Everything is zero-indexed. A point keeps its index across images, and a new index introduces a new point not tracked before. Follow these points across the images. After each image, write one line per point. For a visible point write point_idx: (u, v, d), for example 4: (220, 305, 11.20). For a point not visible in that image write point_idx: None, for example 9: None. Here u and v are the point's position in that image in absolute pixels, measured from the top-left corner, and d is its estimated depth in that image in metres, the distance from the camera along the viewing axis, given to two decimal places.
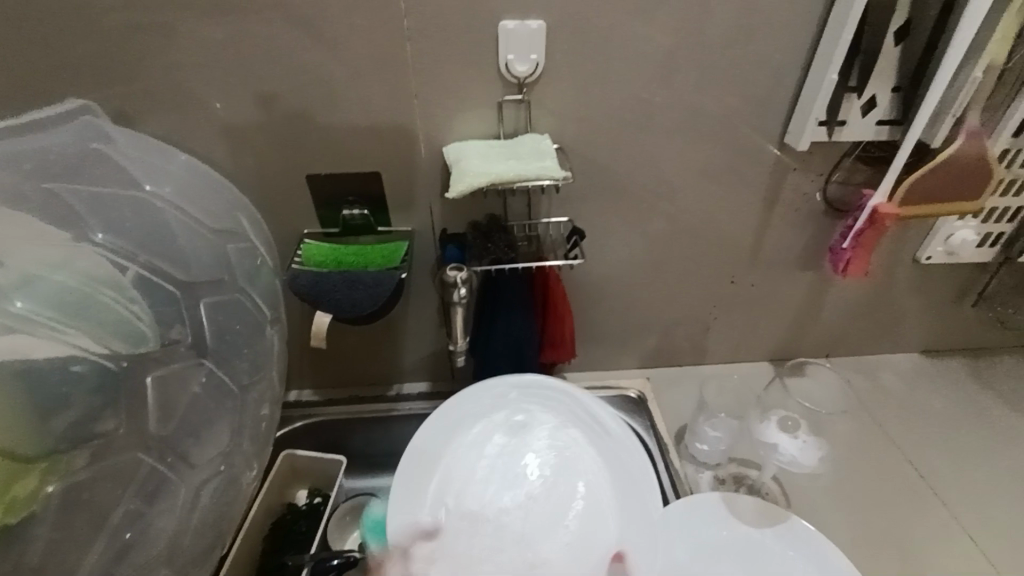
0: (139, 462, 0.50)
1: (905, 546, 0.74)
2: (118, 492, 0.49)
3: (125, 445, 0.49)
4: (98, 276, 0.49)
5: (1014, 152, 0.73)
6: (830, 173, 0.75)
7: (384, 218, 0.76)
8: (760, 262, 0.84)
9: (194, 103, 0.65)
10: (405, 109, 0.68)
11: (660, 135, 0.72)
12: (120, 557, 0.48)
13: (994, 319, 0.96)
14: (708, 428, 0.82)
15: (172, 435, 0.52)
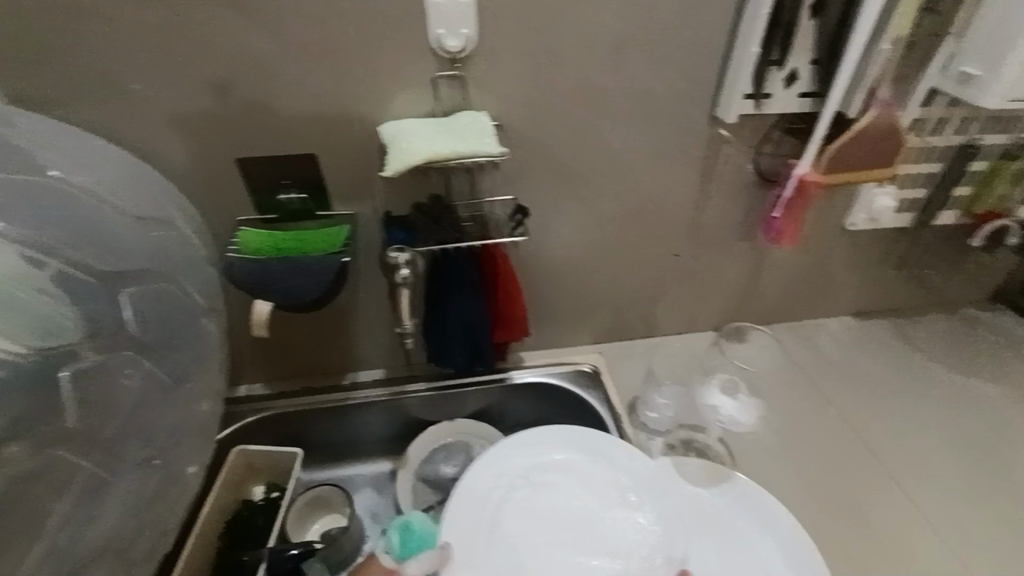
0: (60, 459, 0.48)
1: (834, 492, 0.80)
2: (54, 495, 0.48)
3: (44, 441, 0.47)
4: (8, 270, 0.45)
5: (924, 121, 0.78)
6: (760, 145, 0.78)
7: (323, 202, 0.74)
8: (701, 234, 0.87)
9: (107, 85, 0.62)
10: (336, 88, 0.66)
11: (597, 110, 0.72)
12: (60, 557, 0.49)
13: (916, 280, 1.03)
14: (658, 397, 0.87)
15: (103, 434, 0.51)
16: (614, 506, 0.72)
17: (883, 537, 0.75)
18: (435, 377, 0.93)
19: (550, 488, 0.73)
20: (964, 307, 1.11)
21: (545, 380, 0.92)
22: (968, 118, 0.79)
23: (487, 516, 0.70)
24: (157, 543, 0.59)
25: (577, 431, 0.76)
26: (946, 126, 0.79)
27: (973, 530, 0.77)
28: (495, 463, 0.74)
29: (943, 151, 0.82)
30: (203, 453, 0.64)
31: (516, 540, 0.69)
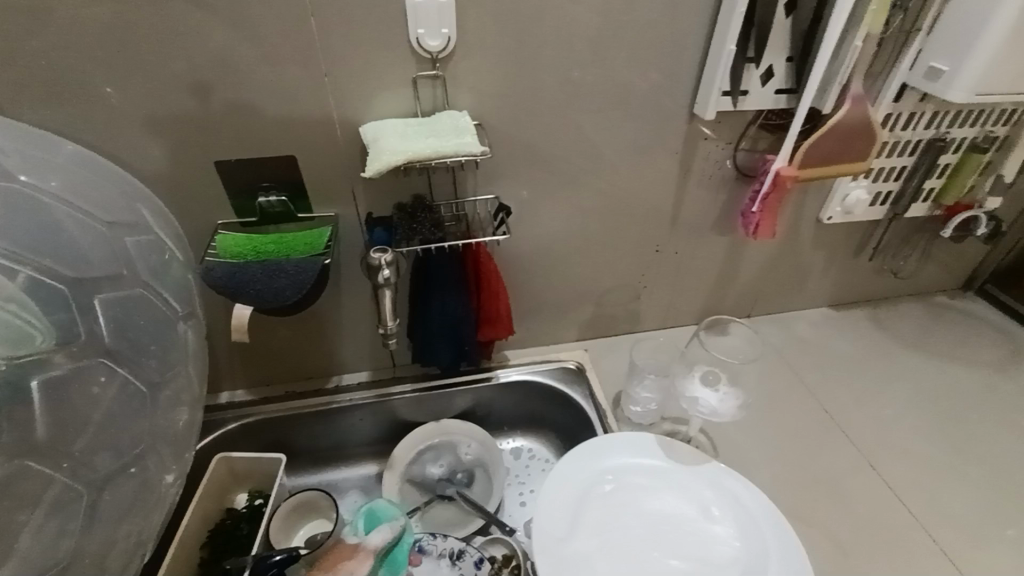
0: (26, 469, 0.47)
1: (817, 479, 0.82)
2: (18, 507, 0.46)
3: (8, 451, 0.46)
4: None
5: (896, 115, 0.80)
6: (738, 141, 0.79)
7: (303, 204, 0.73)
8: (682, 230, 0.88)
9: (76, 87, 0.60)
10: (314, 88, 0.65)
11: (578, 108, 0.72)
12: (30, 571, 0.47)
13: (889, 270, 1.06)
14: (641, 391, 0.87)
15: (66, 442, 0.49)
16: (696, 518, 0.72)
17: (863, 520, 0.77)
18: (421, 378, 0.93)
19: (637, 491, 0.74)
20: (936, 296, 1.14)
21: (531, 377, 0.92)
22: (938, 112, 0.81)
23: (575, 504, 0.72)
24: (136, 553, 0.57)
25: (664, 440, 0.79)
26: (916, 121, 0.81)
27: (949, 510, 0.80)
28: (585, 465, 0.76)
29: (914, 144, 0.85)
30: (183, 461, 0.62)
31: (609, 541, 0.69)
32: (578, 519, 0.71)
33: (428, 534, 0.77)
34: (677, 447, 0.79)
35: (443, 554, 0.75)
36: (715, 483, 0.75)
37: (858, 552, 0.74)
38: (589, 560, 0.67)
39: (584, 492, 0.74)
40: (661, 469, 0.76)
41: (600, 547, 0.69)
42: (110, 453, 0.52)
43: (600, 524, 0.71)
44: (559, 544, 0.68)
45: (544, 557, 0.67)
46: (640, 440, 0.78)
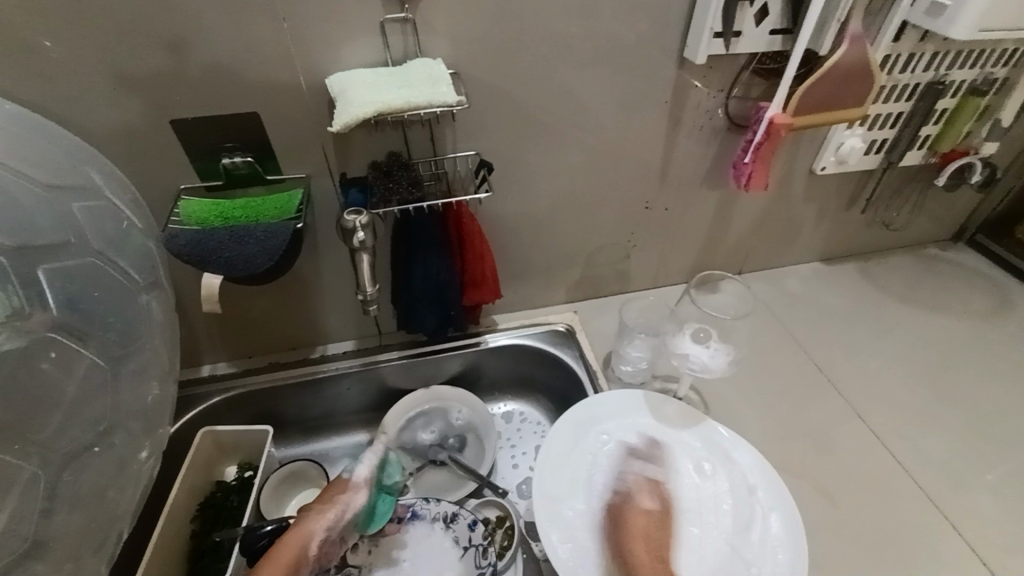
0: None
1: (807, 430, 0.83)
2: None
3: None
4: None
5: (894, 57, 0.76)
6: (730, 87, 0.75)
7: (271, 166, 0.69)
8: (671, 185, 0.85)
9: (7, 39, 0.54)
10: (274, 36, 0.59)
11: (562, 54, 0.68)
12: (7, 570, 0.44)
13: (881, 222, 1.05)
14: (631, 350, 0.86)
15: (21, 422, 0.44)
16: (689, 475, 0.73)
17: (849, 468, 0.79)
18: (408, 345, 0.91)
19: (633, 450, 0.75)
20: (926, 247, 1.13)
21: (520, 341, 0.91)
22: (938, 53, 0.78)
23: (572, 463, 0.73)
24: (109, 533, 0.55)
25: (659, 399, 0.79)
26: (915, 63, 0.78)
27: (933, 456, 0.81)
28: (583, 425, 0.76)
29: (912, 88, 0.81)
30: (157, 438, 0.60)
31: (605, 499, 0.70)
32: (575, 478, 0.71)
33: (421, 500, 0.76)
34: (671, 404, 0.79)
35: (439, 518, 0.75)
36: (707, 440, 0.75)
37: (844, 499, 0.75)
38: (586, 516, 0.68)
39: (581, 450, 0.74)
40: (655, 427, 0.77)
41: (596, 504, 0.69)
42: (68, 433, 0.48)
43: (596, 481, 0.71)
44: (556, 502, 0.69)
45: (545, 516, 0.67)
46: (636, 400, 0.79)
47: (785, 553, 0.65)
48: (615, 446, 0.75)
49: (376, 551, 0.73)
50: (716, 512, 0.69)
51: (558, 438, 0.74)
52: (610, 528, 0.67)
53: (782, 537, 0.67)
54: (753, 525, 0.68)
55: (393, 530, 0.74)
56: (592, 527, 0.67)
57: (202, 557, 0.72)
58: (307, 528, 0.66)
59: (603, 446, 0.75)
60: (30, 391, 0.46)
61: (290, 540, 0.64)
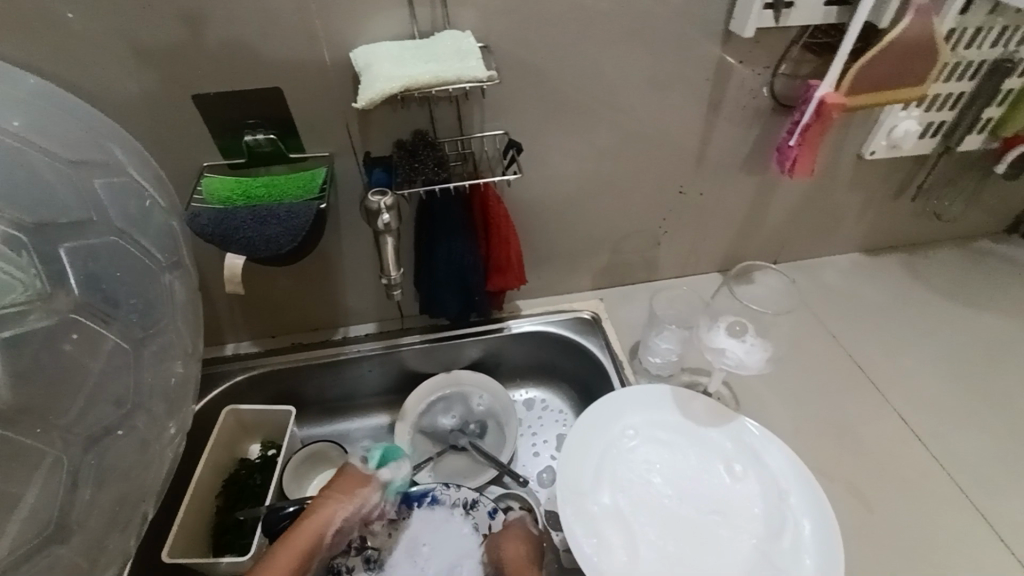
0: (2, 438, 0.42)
1: (845, 431, 0.79)
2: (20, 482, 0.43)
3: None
4: None
5: (961, 32, 0.70)
6: (777, 64, 0.70)
7: (295, 143, 0.67)
8: (708, 169, 0.81)
9: (31, 12, 0.53)
10: (298, 7, 0.57)
11: (597, 27, 0.64)
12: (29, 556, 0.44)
13: (932, 212, 0.98)
14: (660, 342, 0.82)
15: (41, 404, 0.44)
16: (718, 475, 0.70)
17: (887, 473, 0.75)
18: (430, 329, 0.89)
19: (659, 447, 0.72)
20: (977, 240, 1.06)
21: (544, 328, 0.89)
22: (1008, 28, 0.72)
23: (597, 457, 0.71)
24: (134, 515, 0.54)
25: (690, 394, 0.76)
26: (983, 38, 0.72)
27: (978, 462, 0.76)
28: (609, 419, 0.74)
29: (977, 66, 0.75)
30: (182, 417, 0.60)
31: (629, 496, 0.68)
32: (599, 473, 0.70)
33: (442, 486, 0.74)
34: (701, 400, 0.75)
35: (459, 505, 0.73)
36: (738, 439, 0.72)
37: (883, 505, 0.72)
38: (610, 513, 0.67)
39: (607, 445, 0.72)
40: (684, 424, 0.74)
41: (621, 501, 0.68)
42: (90, 415, 0.48)
43: (621, 477, 0.70)
44: (579, 498, 0.67)
45: (568, 510, 0.66)
46: (665, 394, 0.76)
47: (814, 560, 0.63)
48: (642, 442, 0.73)
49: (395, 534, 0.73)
50: (745, 516, 0.67)
51: (584, 431, 0.72)
52: (634, 526, 0.66)
53: (813, 543, 0.64)
54: (783, 530, 0.65)
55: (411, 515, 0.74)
56: (617, 524, 0.66)
57: (227, 533, 0.73)
58: (319, 523, 0.65)
59: (629, 442, 0.73)
60: (58, 371, 0.46)
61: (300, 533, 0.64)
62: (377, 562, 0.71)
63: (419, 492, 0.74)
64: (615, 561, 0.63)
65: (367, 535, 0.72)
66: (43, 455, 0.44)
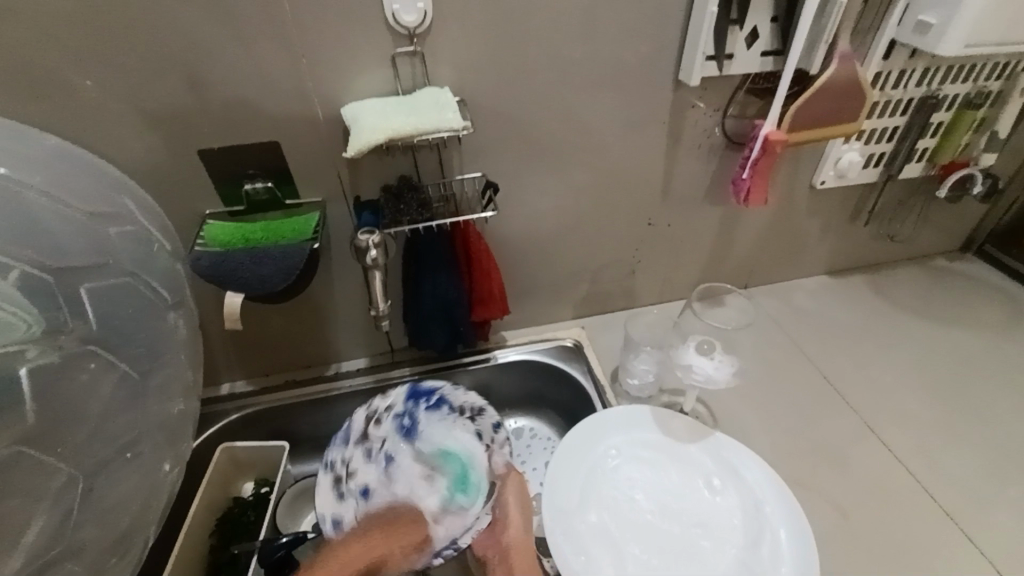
0: (21, 454, 0.47)
1: (820, 444, 0.82)
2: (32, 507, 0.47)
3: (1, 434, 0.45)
4: None
5: (885, 74, 0.79)
6: (726, 107, 0.78)
7: (290, 191, 0.73)
8: (674, 202, 0.87)
9: (53, 82, 0.60)
10: (293, 71, 0.64)
11: (561, 80, 0.71)
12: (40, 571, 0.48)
13: (887, 235, 1.05)
14: (638, 364, 0.87)
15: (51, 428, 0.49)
16: (699, 490, 0.73)
17: (862, 483, 0.78)
18: (419, 362, 0.93)
19: (642, 466, 0.75)
20: (933, 259, 1.13)
21: (529, 357, 0.93)
22: (929, 68, 0.80)
23: (582, 477, 0.73)
24: (132, 542, 0.57)
25: (668, 413, 0.80)
26: (907, 79, 0.80)
27: (946, 469, 0.80)
28: (592, 439, 0.77)
29: (905, 103, 0.84)
30: (179, 452, 0.63)
31: (615, 513, 0.70)
32: (585, 492, 0.72)
33: (450, 388, 0.80)
34: (678, 417, 0.79)
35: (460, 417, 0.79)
36: (716, 454, 0.76)
37: (858, 513, 0.75)
38: (596, 530, 0.69)
39: (591, 465, 0.75)
40: (664, 441, 0.77)
41: (606, 519, 0.70)
42: (96, 443, 0.52)
43: (607, 496, 0.72)
44: (566, 517, 0.69)
45: (557, 531, 0.68)
46: (644, 414, 0.79)
47: (793, 568, 0.65)
48: (625, 461, 0.76)
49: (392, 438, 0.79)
50: (727, 529, 0.69)
51: (569, 452, 0.75)
52: (620, 543, 0.68)
53: (791, 552, 0.66)
54: (762, 538, 0.68)
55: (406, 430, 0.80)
56: (604, 542, 0.68)
57: (221, 572, 0.74)
58: (380, 550, 0.67)
59: (612, 461, 0.75)
60: (72, 396, 0.50)
61: (349, 560, 0.65)
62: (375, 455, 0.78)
63: (427, 389, 0.80)
64: None
65: (371, 426, 0.79)
66: (55, 473, 0.49)
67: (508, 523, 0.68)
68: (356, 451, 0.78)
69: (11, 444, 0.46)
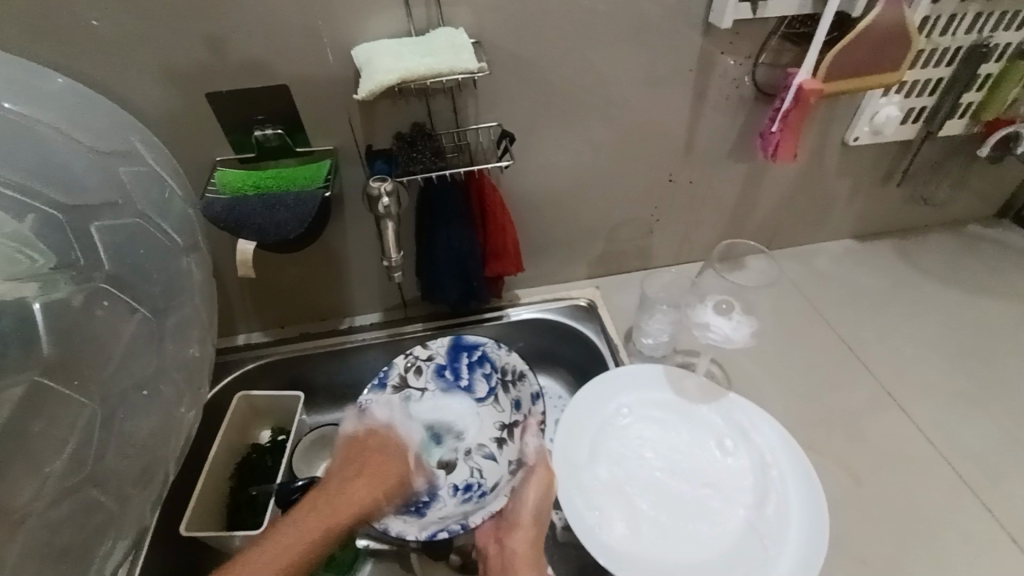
0: (41, 384, 0.48)
1: (833, 407, 0.81)
2: (61, 441, 0.49)
3: (22, 366, 0.47)
4: None
5: (934, 19, 0.73)
6: (758, 54, 0.74)
7: (302, 138, 0.71)
8: (697, 158, 0.84)
9: (57, 20, 0.57)
10: (302, 7, 0.61)
11: (584, 22, 0.67)
12: (70, 497, 0.50)
13: (920, 198, 1.00)
14: (652, 324, 0.86)
15: (70, 360, 0.50)
16: (710, 451, 0.73)
17: (871, 445, 0.78)
18: (432, 319, 0.93)
19: (653, 424, 0.75)
20: (966, 225, 1.08)
21: (542, 315, 0.92)
22: (981, 15, 0.75)
23: (593, 434, 0.74)
24: (155, 477, 0.58)
25: (677, 373, 0.79)
26: (956, 25, 0.75)
27: (963, 438, 0.79)
28: (604, 398, 0.76)
29: (952, 53, 0.78)
30: (198, 397, 0.65)
31: (625, 472, 0.71)
32: (595, 450, 0.72)
33: (493, 346, 0.82)
34: (693, 376, 0.79)
35: (500, 377, 0.82)
36: (728, 415, 0.75)
37: (869, 476, 0.75)
38: (605, 486, 0.69)
39: (602, 423, 0.75)
40: (673, 402, 0.77)
41: (616, 476, 0.70)
42: (119, 378, 0.53)
43: (616, 454, 0.72)
44: (576, 473, 0.70)
45: (567, 483, 0.69)
46: (655, 376, 0.79)
47: (797, 527, 0.65)
48: (635, 420, 0.75)
49: (430, 383, 0.83)
50: (736, 489, 0.69)
51: (579, 411, 0.74)
52: (629, 499, 0.69)
53: (801, 512, 0.66)
54: (766, 499, 0.68)
55: (446, 379, 0.83)
56: (615, 497, 0.69)
57: (240, 512, 0.77)
58: (363, 488, 0.63)
59: (624, 420, 0.75)
60: (94, 333, 0.52)
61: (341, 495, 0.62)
62: (411, 403, 0.81)
63: (471, 344, 0.82)
64: (614, 533, 0.66)
65: (411, 374, 0.82)
66: (82, 405, 0.50)
67: (520, 525, 0.64)
68: (391, 399, 0.80)
69: (32, 373, 0.47)
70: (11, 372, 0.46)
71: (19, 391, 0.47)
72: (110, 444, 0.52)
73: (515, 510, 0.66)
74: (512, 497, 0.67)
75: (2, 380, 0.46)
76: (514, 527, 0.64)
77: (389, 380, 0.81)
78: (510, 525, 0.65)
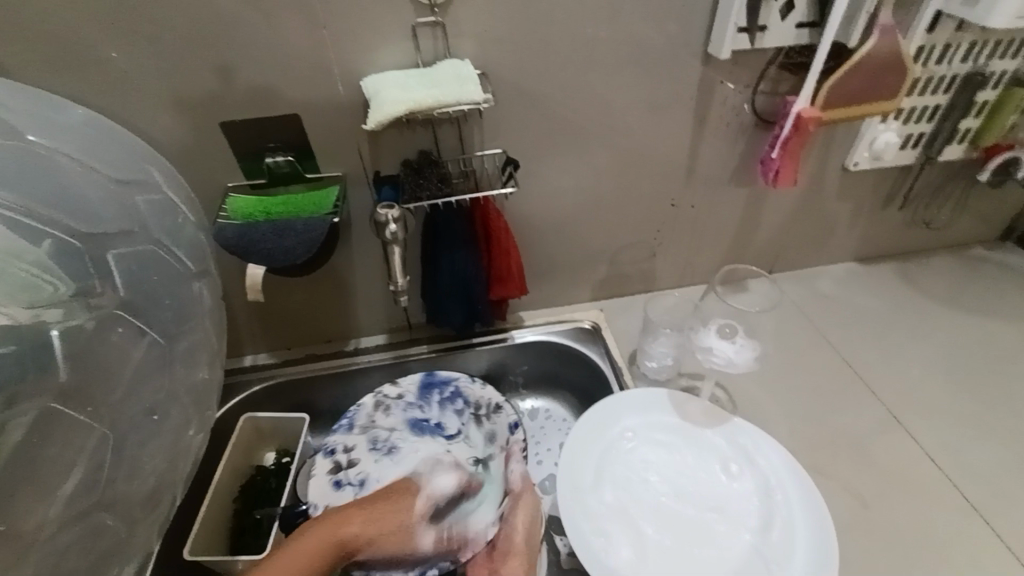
0: (53, 409, 0.47)
1: (841, 433, 0.80)
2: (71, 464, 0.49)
3: (40, 389, 0.47)
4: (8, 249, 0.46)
5: (929, 49, 0.75)
6: (757, 83, 0.75)
7: (311, 165, 0.73)
8: (698, 183, 0.85)
9: (81, 54, 0.60)
10: (315, 41, 0.64)
11: (586, 53, 0.69)
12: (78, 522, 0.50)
13: (922, 221, 1.01)
14: (656, 347, 0.87)
15: (84, 384, 0.50)
16: (714, 474, 0.72)
17: (879, 469, 0.77)
18: (437, 341, 0.93)
19: (657, 447, 0.75)
20: (969, 247, 1.08)
21: (546, 338, 0.92)
22: (975, 44, 0.77)
23: (597, 458, 0.73)
24: (161, 500, 0.58)
25: (681, 396, 0.79)
26: (951, 54, 0.77)
27: (974, 462, 0.78)
28: (608, 422, 0.76)
29: (948, 81, 0.80)
30: (205, 420, 0.65)
31: (629, 497, 0.70)
32: (600, 474, 0.72)
33: (466, 381, 0.86)
34: (698, 400, 0.79)
35: (473, 411, 0.84)
36: (733, 438, 0.75)
37: (878, 501, 0.73)
38: (610, 509, 0.69)
39: (606, 446, 0.74)
40: (677, 425, 0.76)
41: (621, 500, 0.70)
42: (131, 402, 0.54)
43: (620, 477, 0.72)
44: (581, 497, 0.69)
45: (573, 508, 0.68)
46: (658, 399, 0.78)
47: (805, 550, 0.64)
48: (640, 443, 0.75)
49: (398, 424, 0.84)
50: (743, 512, 0.69)
51: (583, 434, 0.74)
52: (635, 522, 0.68)
53: (811, 535, 0.65)
54: (773, 524, 0.67)
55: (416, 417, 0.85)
56: (620, 521, 0.68)
57: (244, 535, 0.76)
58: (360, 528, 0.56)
59: (628, 443, 0.75)
60: (108, 356, 0.52)
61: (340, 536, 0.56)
62: (380, 445, 0.82)
63: (442, 380, 0.86)
64: (620, 558, 0.65)
65: (378, 414, 0.84)
66: (92, 430, 0.51)
67: (513, 551, 0.63)
68: (360, 439, 0.82)
69: (46, 400, 0.47)
70: (24, 400, 0.45)
71: (28, 418, 0.46)
72: (119, 467, 0.53)
73: (507, 537, 0.65)
74: (501, 526, 0.66)
75: (15, 408, 0.45)
76: (506, 554, 0.63)
77: (355, 420, 0.83)
78: (503, 552, 0.64)
